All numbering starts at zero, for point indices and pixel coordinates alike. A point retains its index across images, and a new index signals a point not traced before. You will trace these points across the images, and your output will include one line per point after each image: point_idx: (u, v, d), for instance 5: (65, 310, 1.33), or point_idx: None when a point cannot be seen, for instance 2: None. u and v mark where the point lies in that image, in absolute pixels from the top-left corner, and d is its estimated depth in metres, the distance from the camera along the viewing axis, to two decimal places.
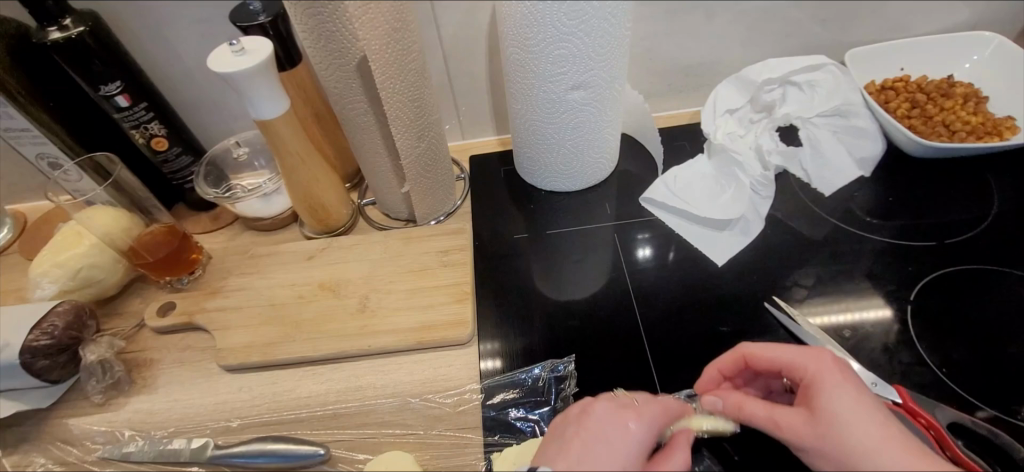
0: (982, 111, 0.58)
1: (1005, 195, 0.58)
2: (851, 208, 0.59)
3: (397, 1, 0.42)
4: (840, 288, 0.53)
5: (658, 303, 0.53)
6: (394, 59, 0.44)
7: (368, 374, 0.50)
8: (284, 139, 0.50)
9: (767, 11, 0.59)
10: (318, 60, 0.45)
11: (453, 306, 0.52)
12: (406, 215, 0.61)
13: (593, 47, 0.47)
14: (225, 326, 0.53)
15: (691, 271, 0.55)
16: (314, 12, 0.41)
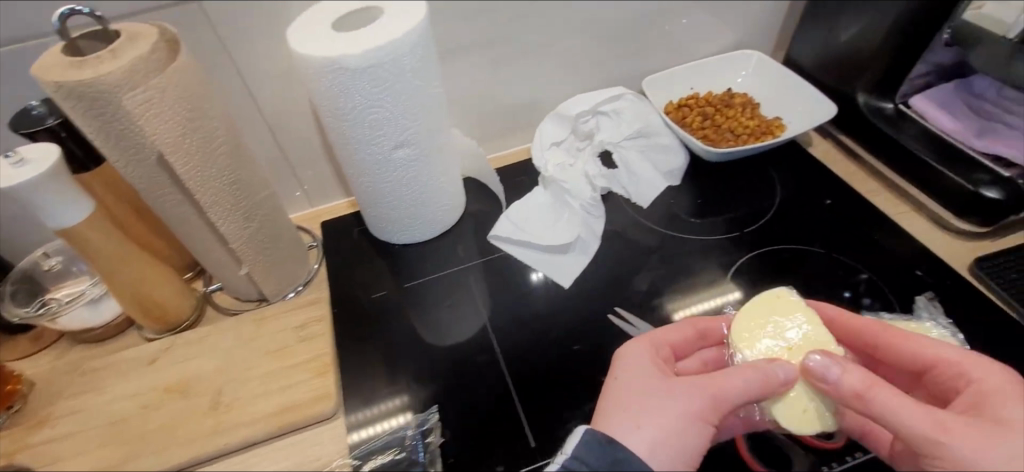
0: (758, 115, 0.77)
1: (787, 186, 0.76)
2: (638, 219, 0.74)
3: (190, 93, 0.47)
4: (637, 289, 0.66)
5: (505, 333, 0.63)
6: (196, 148, 0.48)
7: (229, 470, 0.52)
8: (95, 247, 0.51)
9: (535, 72, 0.75)
10: (110, 158, 0.47)
11: (313, 381, 0.56)
12: (257, 294, 0.65)
13: (405, 109, 0.55)
14: (56, 458, 0.52)
15: (524, 297, 0.66)
16: (95, 114, 0.43)
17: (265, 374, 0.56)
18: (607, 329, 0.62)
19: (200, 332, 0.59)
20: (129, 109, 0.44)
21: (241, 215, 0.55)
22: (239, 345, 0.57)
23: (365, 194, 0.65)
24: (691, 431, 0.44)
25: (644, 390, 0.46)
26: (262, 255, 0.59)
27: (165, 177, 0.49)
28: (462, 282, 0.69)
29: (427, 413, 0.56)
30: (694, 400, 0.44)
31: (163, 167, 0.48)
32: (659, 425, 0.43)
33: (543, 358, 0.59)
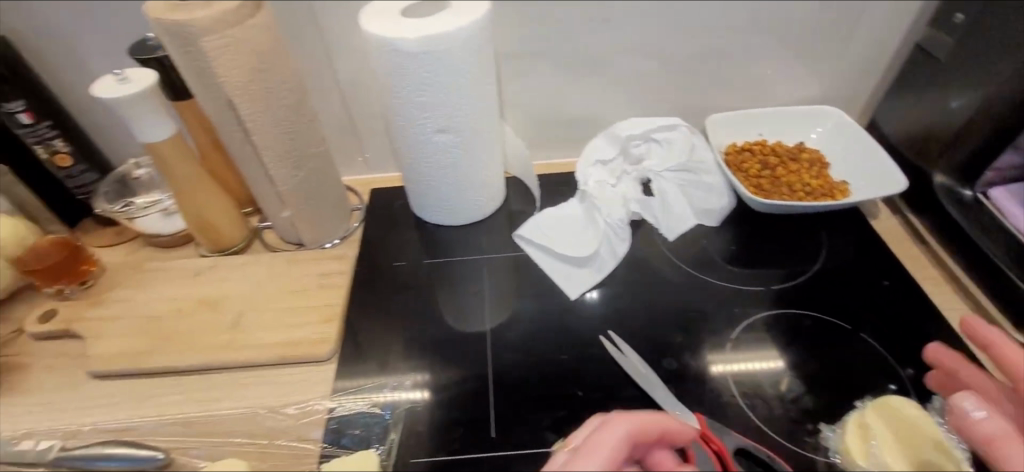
0: (824, 176, 0.71)
1: (895, 260, 0.65)
2: (843, 226, 0.70)
3: (458, 48, 0.54)
4: (829, 295, 0.62)
5: (675, 295, 0.63)
6: (448, 86, 0.57)
7: (424, 347, 0.60)
8: (172, 161, 0.60)
9: (761, 51, 0.72)
10: (389, 86, 0.57)
11: (498, 304, 0.64)
12: (459, 221, 0.74)
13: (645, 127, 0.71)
14: (297, 304, 0.64)
15: (703, 272, 0.66)
16: (391, 52, 0.54)
17: (471, 293, 0.66)
18: (793, 329, 0.59)
19: (437, 248, 0.72)
20: (401, 50, 0.53)
21: (459, 143, 0.63)
22: (464, 268, 0.70)
23: (587, 177, 0.71)
24: None
25: None
26: (467, 181, 0.68)
27: (412, 109, 0.58)
28: (654, 243, 0.70)
29: (599, 338, 0.59)
30: None
31: (416, 100, 0.57)
32: None
33: (709, 330, 0.59)
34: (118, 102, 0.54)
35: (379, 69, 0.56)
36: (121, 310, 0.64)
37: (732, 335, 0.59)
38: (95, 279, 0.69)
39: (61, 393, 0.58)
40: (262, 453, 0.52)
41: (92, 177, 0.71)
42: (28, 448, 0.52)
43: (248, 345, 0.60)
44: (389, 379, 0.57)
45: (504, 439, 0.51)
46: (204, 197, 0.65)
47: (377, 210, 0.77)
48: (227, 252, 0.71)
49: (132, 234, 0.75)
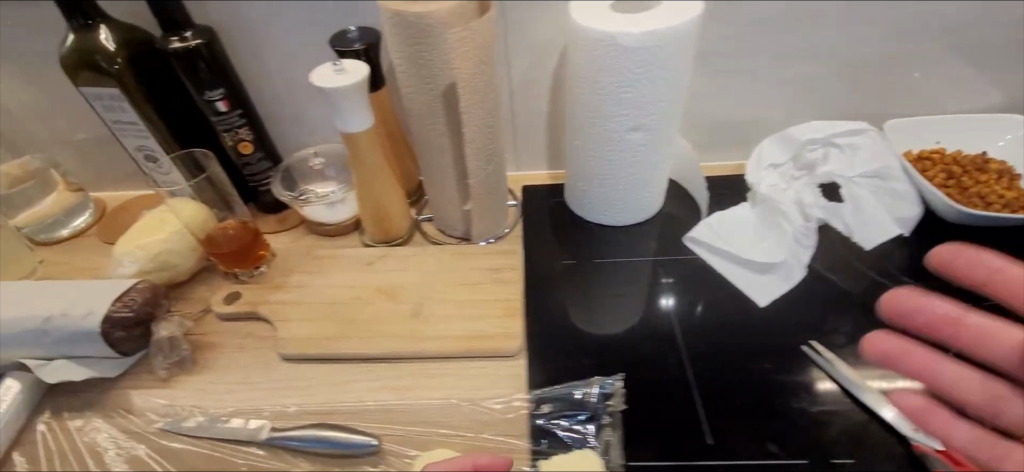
0: (1016, 187, 0.68)
1: None
2: None
3: (675, 44, 0.53)
4: None
5: (869, 306, 0.61)
6: (655, 83, 0.55)
7: (611, 346, 0.59)
8: (364, 150, 0.61)
9: (951, 54, 0.69)
10: (592, 81, 0.57)
11: (678, 306, 0.63)
12: (623, 221, 0.72)
13: (826, 129, 0.68)
14: (475, 296, 0.64)
15: (895, 283, 0.63)
16: (608, 46, 0.53)
17: (609, 298, 0.65)
18: None
19: (601, 246, 0.71)
20: (622, 45, 0.52)
21: (648, 142, 0.62)
22: (633, 269, 0.68)
23: (762, 181, 0.69)
24: None
25: None
26: (642, 181, 0.66)
27: (614, 106, 0.57)
28: (837, 252, 0.66)
29: (802, 348, 0.57)
30: None
31: (619, 97, 0.57)
32: None
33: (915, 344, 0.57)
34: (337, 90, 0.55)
35: (588, 64, 0.56)
36: (303, 294, 0.66)
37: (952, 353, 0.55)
38: (267, 265, 0.70)
39: (257, 374, 0.60)
40: (470, 445, 0.52)
41: (267, 166, 0.73)
42: (242, 425, 0.54)
43: (434, 336, 0.60)
44: (594, 379, 0.55)
45: (719, 447, 0.50)
46: (386, 188, 0.66)
47: (531, 206, 0.77)
48: (392, 244, 0.72)
49: (296, 222, 0.77)
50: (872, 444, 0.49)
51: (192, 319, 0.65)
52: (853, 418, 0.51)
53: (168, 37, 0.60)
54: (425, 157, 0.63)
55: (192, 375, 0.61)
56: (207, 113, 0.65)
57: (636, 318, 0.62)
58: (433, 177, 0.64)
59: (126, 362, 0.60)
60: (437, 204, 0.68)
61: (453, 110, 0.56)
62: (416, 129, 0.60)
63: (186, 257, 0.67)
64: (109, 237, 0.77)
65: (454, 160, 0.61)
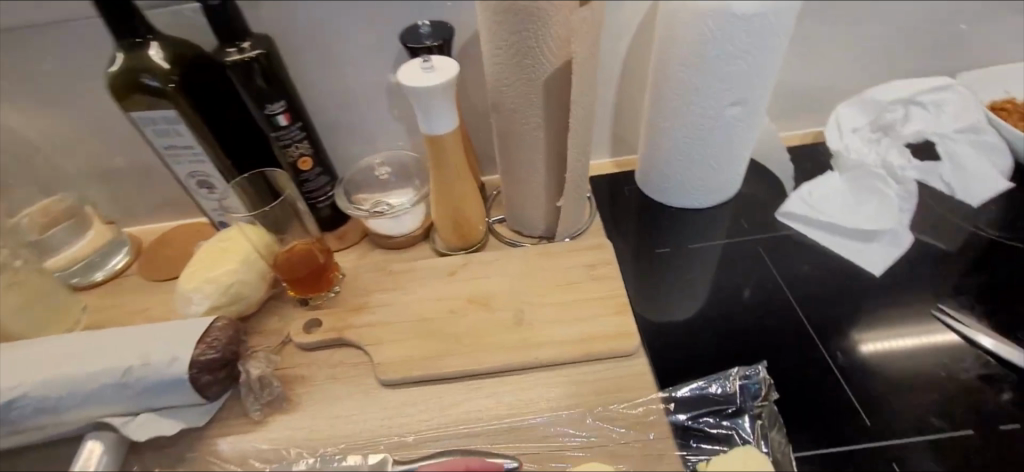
0: None
1: None
2: None
3: (783, 9, 0.51)
4: None
5: (982, 269, 0.59)
6: (761, 52, 0.53)
7: (732, 337, 0.56)
8: (448, 151, 0.57)
9: None
10: (694, 57, 0.54)
11: (788, 287, 0.60)
12: (705, 203, 0.70)
13: (909, 89, 0.67)
14: (576, 298, 0.60)
15: (999, 242, 0.62)
16: (718, 17, 0.51)
17: (680, 284, 0.64)
18: None
19: (689, 232, 0.69)
20: (734, 16, 0.50)
21: (745, 118, 0.59)
22: (733, 249, 0.66)
23: (848, 146, 0.67)
24: None
25: None
26: (732, 159, 0.64)
27: (716, 81, 0.55)
28: (939, 212, 0.65)
29: (930, 316, 0.56)
30: None
31: (724, 71, 0.54)
32: None
33: None
34: (415, 90, 0.50)
35: (692, 37, 0.53)
36: (390, 314, 0.61)
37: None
38: (339, 286, 0.65)
39: (358, 404, 0.56)
40: (611, 456, 0.49)
41: (326, 180, 0.68)
42: (359, 463, 0.50)
43: (544, 344, 0.56)
44: (733, 370, 0.52)
45: (876, 428, 0.48)
46: (465, 191, 0.62)
47: (607, 198, 0.74)
48: (470, 250, 0.68)
49: (353, 241, 0.72)
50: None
51: (274, 353, 0.60)
52: (997, 383, 0.50)
53: (224, 49, 0.55)
54: (510, 156, 0.59)
55: (287, 413, 0.56)
56: (265, 128, 0.60)
57: (703, 300, 0.61)
58: (520, 175, 0.61)
59: (213, 406, 0.56)
60: (520, 203, 0.65)
61: (552, 101, 0.53)
62: (504, 126, 0.56)
63: (255, 287, 0.62)
64: (155, 274, 0.71)
65: (546, 155, 0.58)
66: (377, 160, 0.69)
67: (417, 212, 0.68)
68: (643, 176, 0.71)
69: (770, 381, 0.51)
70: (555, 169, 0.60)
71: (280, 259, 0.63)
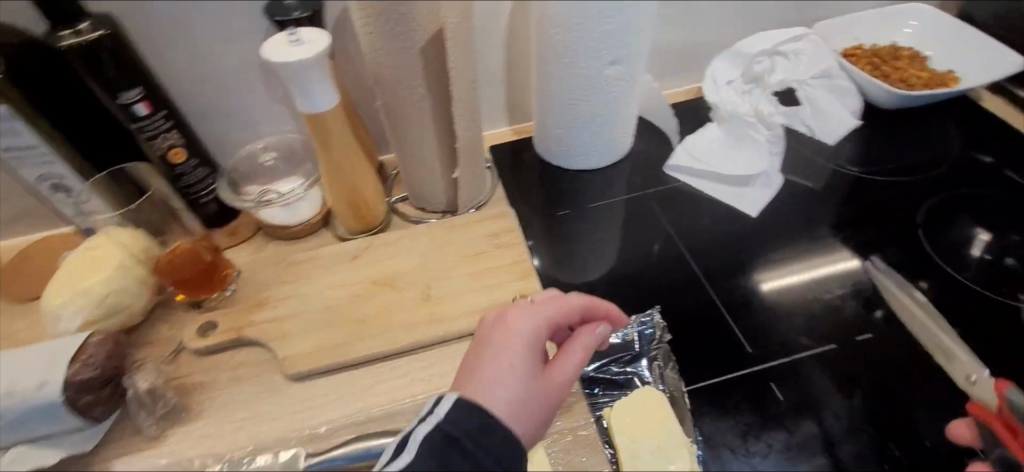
0: (927, 69, 0.73)
1: (1004, 142, 0.71)
2: (958, 117, 0.74)
3: None
4: (970, 176, 0.68)
5: (842, 201, 0.66)
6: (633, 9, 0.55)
7: (630, 288, 0.59)
8: (332, 129, 0.55)
9: None
10: (569, 17, 0.55)
11: (679, 235, 0.64)
12: (599, 163, 0.72)
13: (771, 41, 0.72)
14: (481, 267, 0.60)
15: (854, 175, 0.69)
16: None
17: (588, 246, 0.66)
18: (948, 209, 0.64)
19: (587, 192, 0.71)
20: None
21: (626, 76, 0.61)
22: (630, 206, 0.69)
23: (723, 98, 0.71)
24: (537, 393, 0.42)
25: (504, 359, 0.41)
26: (619, 117, 0.66)
27: (593, 40, 0.57)
28: (807, 154, 0.72)
29: (801, 249, 0.61)
30: (528, 370, 0.42)
31: (598, 30, 0.56)
32: (512, 383, 0.41)
33: (885, 224, 0.63)
34: (282, 68, 0.49)
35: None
36: (291, 306, 0.59)
37: (925, 221, 0.63)
38: (235, 284, 0.62)
39: (266, 403, 0.53)
40: None
41: (206, 172, 0.63)
42: (271, 461, 0.48)
43: (453, 315, 0.57)
44: (632, 318, 0.54)
45: (762, 354, 0.53)
46: (358, 169, 0.60)
47: (507, 168, 0.74)
48: (373, 232, 0.66)
49: (244, 237, 0.67)
50: (880, 318, 0.55)
51: (167, 363, 0.56)
52: (857, 298, 0.56)
53: (59, 32, 0.49)
54: (399, 129, 0.58)
55: (187, 424, 0.52)
56: (122, 120, 0.55)
57: (611, 259, 0.63)
58: (412, 149, 0.60)
59: (101, 429, 0.51)
60: (418, 178, 0.64)
61: (431, 70, 0.53)
62: (388, 99, 0.55)
63: (134, 294, 0.57)
64: (18, 295, 0.64)
65: (435, 124, 0.57)
66: (258, 145, 0.66)
67: (312, 199, 0.66)
68: (541, 141, 0.72)
69: (663, 324, 0.54)
70: (446, 137, 0.59)
71: (161, 261, 0.59)
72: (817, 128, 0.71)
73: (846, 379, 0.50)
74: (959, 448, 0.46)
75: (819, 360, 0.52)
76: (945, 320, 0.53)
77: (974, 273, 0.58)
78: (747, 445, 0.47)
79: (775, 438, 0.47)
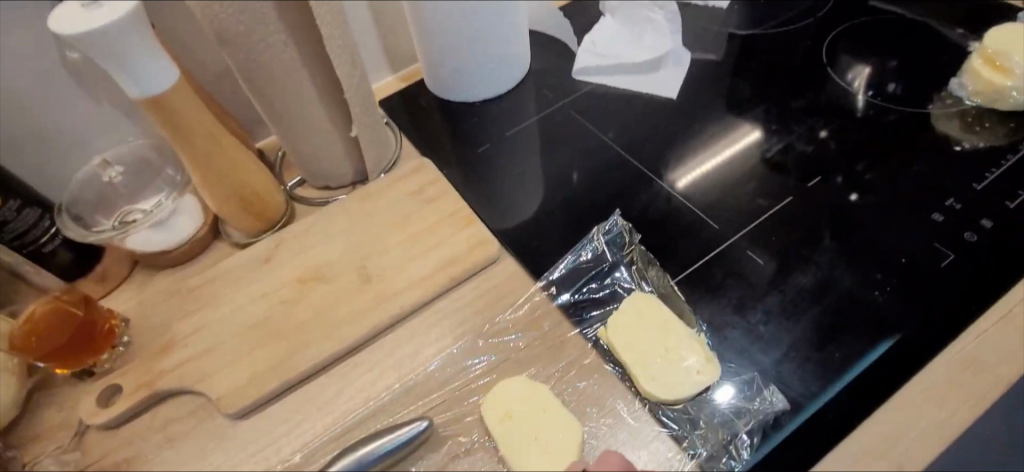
0: None
1: None
2: None
3: None
4: (849, 10, 0.70)
5: (748, 64, 0.66)
6: None
7: (579, 204, 0.56)
8: (183, 112, 0.44)
9: None
10: None
11: (607, 138, 0.61)
12: (505, 87, 0.66)
13: None
14: (416, 228, 0.53)
15: (749, 36, 0.69)
16: None
17: (509, 181, 0.60)
18: (839, 46, 0.67)
19: (502, 121, 0.65)
20: None
21: None
22: (550, 123, 0.64)
23: None
24: None
25: None
26: (511, 33, 0.61)
27: None
28: (702, 25, 0.70)
29: (728, 120, 0.60)
30: None
31: None
32: None
33: (789, 75, 0.64)
34: (77, 40, 0.39)
35: None
36: (206, 339, 0.49)
37: (823, 63, 0.65)
38: (128, 336, 0.50)
39: (217, 456, 0.44)
40: (519, 366, 0.46)
41: (37, 212, 0.50)
42: None
43: (403, 288, 0.50)
44: (594, 231, 0.52)
45: (726, 228, 0.51)
46: (234, 155, 0.49)
47: (408, 118, 0.66)
48: (276, 228, 0.56)
49: (118, 279, 0.55)
50: (818, 162, 0.56)
51: (69, 452, 0.45)
52: (791, 151, 0.57)
53: None
54: (268, 96, 0.49)
55: None
56: None
57: (542, 181, 0.59)
58: (292, 117, 0.51)
59: None
60: (310, 151, 0.54)
61: (285, 11, 0.44)
62: (241, 58, 0.45)
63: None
64: None
65: (311, 78, 0.49)
66: (98, 161, 0.53)
67: (189, 209, 0.56)
68: (432, 78, 0.65)
69: (629, 225, 0.52)
70: (330, 95, 0.51)
71: (20, 336, 0.47)
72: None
73: (811, 226, 0.50)
74: (932, 253, 0.47)
75: (779, 216, 0.52)
76: (863, 154, 0.55)
77: (867, 107, 0.60)
78: (748, 319, 0.45)
79: (769, 302, 0.46)
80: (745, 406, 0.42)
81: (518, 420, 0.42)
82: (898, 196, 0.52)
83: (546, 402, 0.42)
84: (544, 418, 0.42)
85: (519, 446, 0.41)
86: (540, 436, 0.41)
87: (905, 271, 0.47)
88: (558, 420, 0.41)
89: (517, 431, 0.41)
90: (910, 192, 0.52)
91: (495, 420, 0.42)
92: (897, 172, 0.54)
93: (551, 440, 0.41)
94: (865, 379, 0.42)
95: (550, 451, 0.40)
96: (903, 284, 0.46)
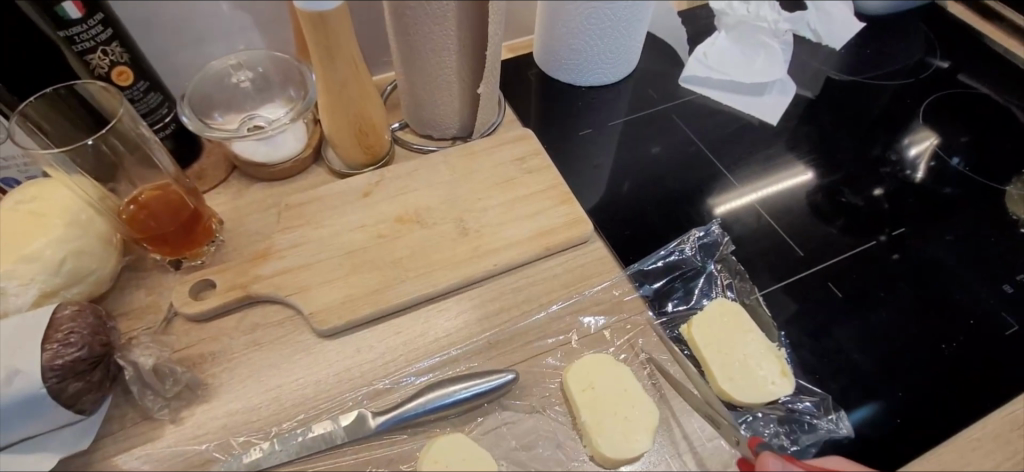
0: None
1: (970, 45, 0.76)
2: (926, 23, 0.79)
3: None
4: (946, 79, 0.72)
5: (844, 109, 0.68)
6: None
7: (671, 204, 0.58)
8: (338, 36, 0.46)
9: None
10: None
11: (703, 148, 0.63)
12: (613, 78, 0.68)
13: None
14: (516, 194, 0.55)
15: (849, 82, 0.71)
16: None
17: (601, 168, 0.62)
18: (932, 110, 0.69)
19: (602, 110, 0.67)
20: None
21: None
22: (648, 122, 0.66)
23: None
24: None
25: None
26: (635, 28, 0.62)
27: None
28: (806, 62, 0.73)
29: (818, 158, 0.63)
30: None
31: None
32: None
33: (881, 128, 0.67)
34: None
35: None
36: (303, 256, 0.50)
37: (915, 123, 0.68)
38: (221, 237, 0.52)
39: (302, 367, 0.46)
40: (601, 344, 0.48)
41: (158, 99, 0.51)
42: (332, 429, 0.42)
43: (499, 247, 0.51)
44: (687, 235, 0.54)
45: (808, 258, 0.54)
46: (366, 88, 0.51)
47: (512, 87, 0.68)
48: (378, 165, 0.57)
49: (214, 182, 0.56)
50: (899, 216, 0.58)
51: (161, 334, 0.47)
52: (876, 200, 0.60)
53: None
54: (413, 40, 0.50)
55: (207, 402, 0.44)
56: (47, 28, 0.43)
57: (635, 175, 0.61)
58: (427, 63, 0.52)
59: (95, 420, 0.42)
60: (430, 99, 0.56)
61: None
62: None
63: (102, 257, 0.46)
64: None
65: (458, 31, 0.50)
66: (230, 61, 0.54)
67: (298, 132, 0.55)
68: (546, 55, 0.66)
69: (721, 235, 0.54)
70: (470, 52, 0.52)
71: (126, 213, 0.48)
72: (824, 32, 0.75)
73: (887, 274, 0.53)
74: (995, 322, 0.50)
75: (857, 258, 0.54)
76: (941, 217, 0.58)
77: (934, 174, 0.63)
78: (818, 344, 0.49)
79: (838, 335, 0.49)
80: (808, 421, 0.45)
81: (600, 393, 0.44)
82: (971, 263, 0.55)
83: (628, 381, 0.44)
84: (625, 396, 0.44)
85: (598, 418, 0.43)
86: (619, 413, 0.43)
87: (969, 333, 0.50)
88: (639, 400, 0.43)
89: (598, 402, 0.43)
90: (982, 263, 0.55)
91: (578, 390, 0.44)
92: (971, 240, 0.57)
93: (628, 418, 0.43)
94: (919, 420, 0.45)
95: (627, 429, 0.42)
96: (967, 343, 0.49)
